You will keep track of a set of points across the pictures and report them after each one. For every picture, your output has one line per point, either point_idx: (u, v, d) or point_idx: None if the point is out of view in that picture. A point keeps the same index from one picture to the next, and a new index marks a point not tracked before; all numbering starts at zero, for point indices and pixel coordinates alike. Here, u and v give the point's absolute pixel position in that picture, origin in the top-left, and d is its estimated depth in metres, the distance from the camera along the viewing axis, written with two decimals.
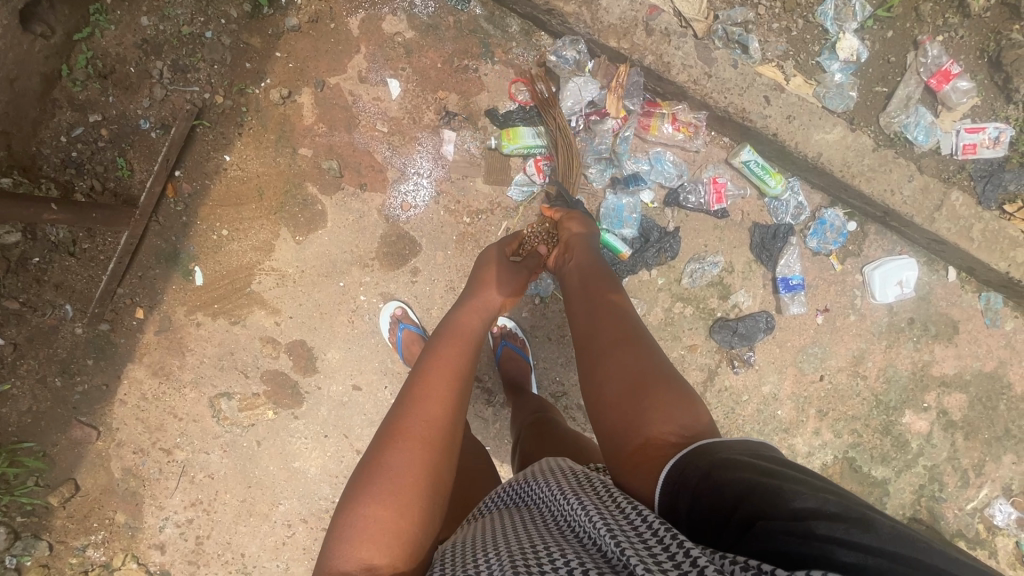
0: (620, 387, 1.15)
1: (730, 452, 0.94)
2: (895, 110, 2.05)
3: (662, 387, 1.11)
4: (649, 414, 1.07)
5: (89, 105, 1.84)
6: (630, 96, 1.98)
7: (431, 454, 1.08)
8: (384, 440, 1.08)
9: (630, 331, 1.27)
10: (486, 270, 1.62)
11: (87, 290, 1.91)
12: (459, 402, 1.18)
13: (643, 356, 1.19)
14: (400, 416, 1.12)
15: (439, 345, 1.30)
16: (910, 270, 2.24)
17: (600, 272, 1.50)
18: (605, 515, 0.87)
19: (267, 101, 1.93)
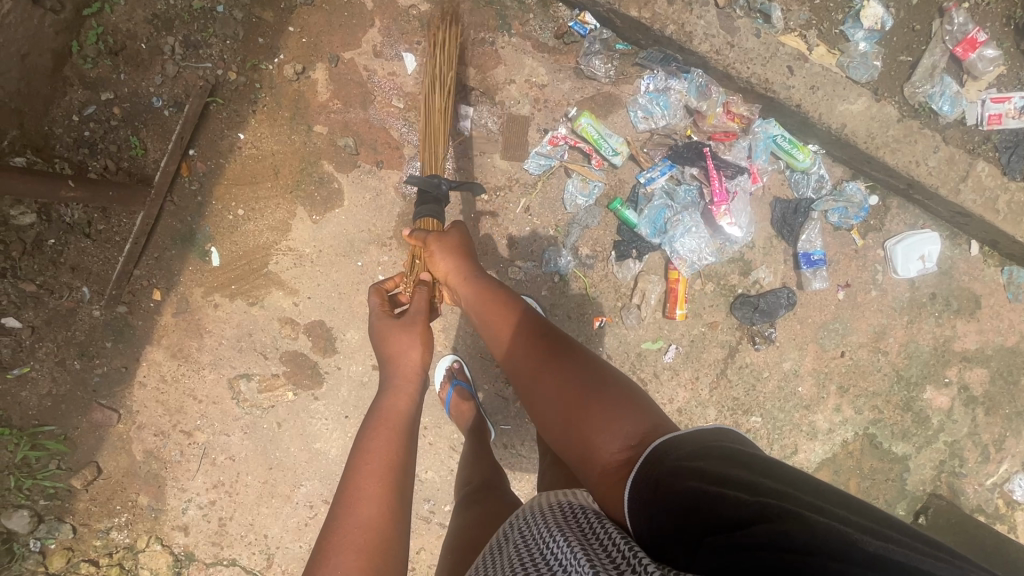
0: (560, 418, 1.21)
1: (675, 462, 0.97)
2: (919, 80, 2.01)
3: (593, 405, 1.17)
4: (594, 436, 1.13)
5: (101, 82, 1.81)
6: (650, 76, 2.00)
7: (372, 556, 1.09)
8: (318, 559, 1.09)
9: (549, 352, 1.31)
10: (391, 340, 1.53)
11: (103, 272, 1.89)
12: (392, 493, 1.20)
13: (568, 376, 1.24)
14: (330, 530, 1.12)
15: (364, 442, 1.30)
16: (933, 244, 2.21)
17: (496, 291, 1.52)
18: (584, 546, 0.90)
19: (280, 78, 1.90)
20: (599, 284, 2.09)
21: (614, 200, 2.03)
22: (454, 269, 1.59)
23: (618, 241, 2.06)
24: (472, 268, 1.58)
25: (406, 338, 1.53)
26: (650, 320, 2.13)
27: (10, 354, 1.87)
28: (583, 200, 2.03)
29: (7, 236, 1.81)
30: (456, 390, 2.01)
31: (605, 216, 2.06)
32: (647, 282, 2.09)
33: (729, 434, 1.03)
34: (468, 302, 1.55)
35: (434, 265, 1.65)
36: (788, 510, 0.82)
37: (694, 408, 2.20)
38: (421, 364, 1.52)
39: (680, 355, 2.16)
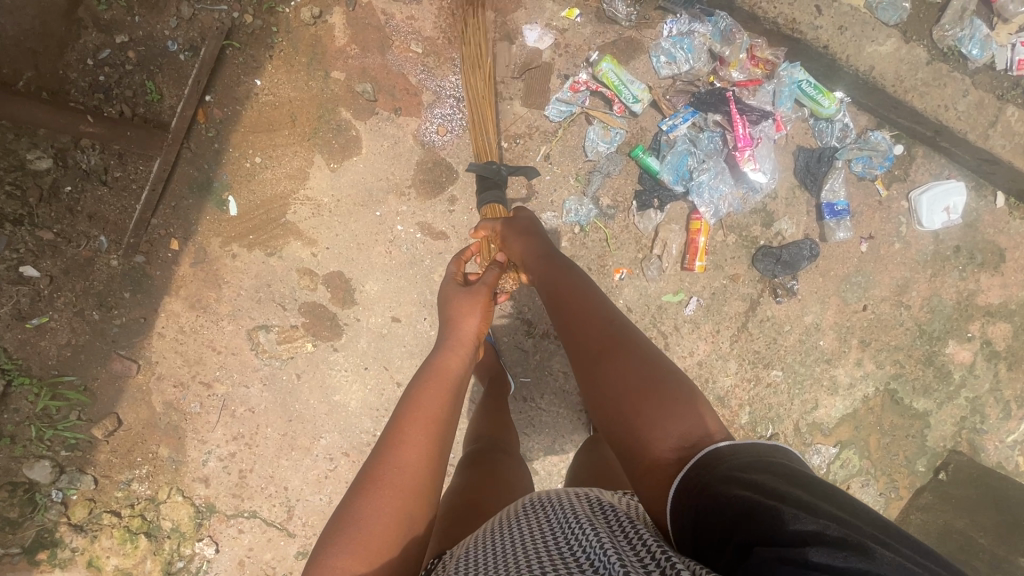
0: (612, 411, 1.13)
1: (731, 466, 0.90)
2: (949, 23, 1.97)
3: (651, 403, 1.08)
4: (648, 431, 1.05)
5: (115, 25, 1.79)
6: (673, 20, 1.97)
7: (409, 503, 1.05)
8: (360, 488, 1.05)
9: (612, 342, 1.24)
10: (455, 301, 1.55)
11: (121, 221, 1.88)
12: (439, 447, 1.16)
13: (630, 368, 1.16)
14: (375, 463, 1.09)
15: (420, 389, 1.26)
16: (958, 195, 2.18)
17: (560, 275, 1.47)
18: (616, 546, 0.83)
19: (297, 22, 1.88)
20: (620, 235, 2.06)
21: (636, 147, 2.00)
22: (523, 250, 1.62)
23: (639, 190, 2.04)
24: (539, 256, 1.57)
25: (464, 303, 1.54)
26: (671, 272, 2.10)
27: (28, 304, 1.86)
28: (605, 147, 2.00)
29: (23, 181, 1.79)
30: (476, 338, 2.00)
31: (627, 165, 2.02)
32: (668, 232, 2.07)
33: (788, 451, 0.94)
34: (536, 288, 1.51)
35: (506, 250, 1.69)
36: (849, 541, 0.75)
37: (715, 362, 2.18)
38: (477, 332, 1.52)
39: (701, 308, 2.14)
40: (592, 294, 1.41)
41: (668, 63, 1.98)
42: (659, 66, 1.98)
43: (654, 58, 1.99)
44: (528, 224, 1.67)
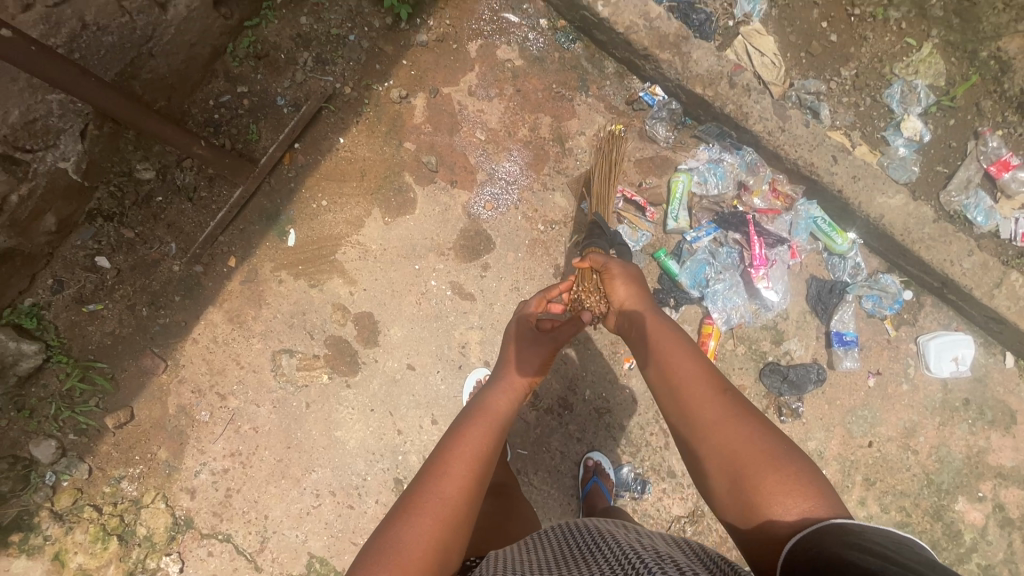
0: (722, 484, 1.07)
1: (845, 535, 0.83)
2: (954, 190, 2.20)
3: (765, 479, 1.00)
4: (760, 499, 0.99)
5: (240, 78, 2.15)
6: (707, 147, 2.24)
7: (441, 534, 1.04)
8: (395, 516, 1.06)
9: (714, 395, 1.17)
10: (510, 347, 1.55)
11: (193, 233, 2.11)
12: (476, 484, 1.16)
13: (739, 431, 1.08)
14: (413, 492, 1.10)
15: (463, 428, 1.26)
16: (967, 348, 2.27)
17: (659, 327, 1.38)
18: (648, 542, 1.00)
19: (386, 99, 2.21)
20: None
21: (659, 250, 2.19)
22: (622, 297, 1.54)
23: (658, 289, 2.19)
24: (637, 305, 1.49)
25: (526, 349, 1.51)
26: None
27: (90, 290, 2.04)
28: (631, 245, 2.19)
29: (125, 186, 2.04)
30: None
31: (649, 264, 2.20)
32: None
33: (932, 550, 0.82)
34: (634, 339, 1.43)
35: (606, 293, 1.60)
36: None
37: None
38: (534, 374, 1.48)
39: None
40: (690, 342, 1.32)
41: (698, 182, 2.21)
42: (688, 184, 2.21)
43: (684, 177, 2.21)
44: (626, 271, 1.56)
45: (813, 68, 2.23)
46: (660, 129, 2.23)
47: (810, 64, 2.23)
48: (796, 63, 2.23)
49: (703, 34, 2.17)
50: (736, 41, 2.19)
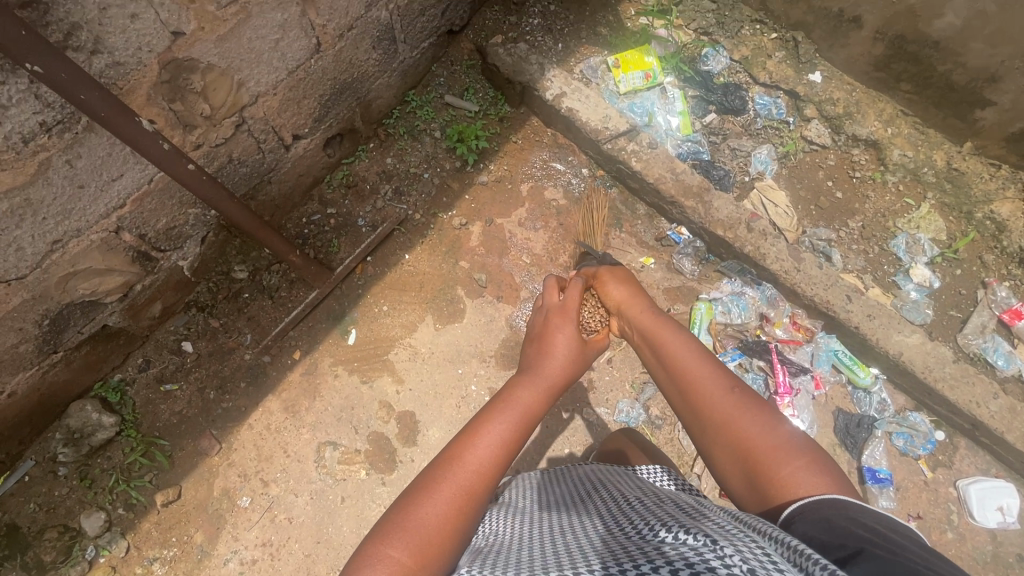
0: (738, 468, 1.13)
1: (846, 515, 0.90)
2: (971, 334, 2.33)
3: (781, 463, 1.06)
4: (780, 484, 1.04)
5: (331, 202, 2.58)
6: (729, 281, 2.47)
7: (460, 518, 1.02)
8: (410, 499, 1.03)
9: (732, 395, 1.20)
10: (536, 327, 1.47)
11: (267, 326, 2.39)
12: (499, 466, 1.12)
13: (755, 427, 1.14)
14: (432, 475, 1.07)
15: (487, 411, 1.19)
16: (1012, 497, 2.20)
17: (665, 326, 1.42)
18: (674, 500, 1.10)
19: (449, 225, 2.59)
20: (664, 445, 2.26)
21: None
22: (628, 299, 1.58)
23: None
24: (643, 305, 1.53)
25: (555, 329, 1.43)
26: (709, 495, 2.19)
27: (171, 371, 2.29)
28: None
29: (221, 282, 2.39)
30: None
31: None
32: None
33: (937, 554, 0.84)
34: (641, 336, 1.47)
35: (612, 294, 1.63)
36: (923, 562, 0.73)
37: None
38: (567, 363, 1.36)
39: None
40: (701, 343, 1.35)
41: (723, 312, 2.41)
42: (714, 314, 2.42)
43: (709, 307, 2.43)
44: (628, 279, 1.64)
45: (823, 219, 2.53)
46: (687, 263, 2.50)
47: (820, 216, 2.54)
48: (807, 215, 2.54)
49: (723, 187, 2.53)
50: (753, 194, 2.54)
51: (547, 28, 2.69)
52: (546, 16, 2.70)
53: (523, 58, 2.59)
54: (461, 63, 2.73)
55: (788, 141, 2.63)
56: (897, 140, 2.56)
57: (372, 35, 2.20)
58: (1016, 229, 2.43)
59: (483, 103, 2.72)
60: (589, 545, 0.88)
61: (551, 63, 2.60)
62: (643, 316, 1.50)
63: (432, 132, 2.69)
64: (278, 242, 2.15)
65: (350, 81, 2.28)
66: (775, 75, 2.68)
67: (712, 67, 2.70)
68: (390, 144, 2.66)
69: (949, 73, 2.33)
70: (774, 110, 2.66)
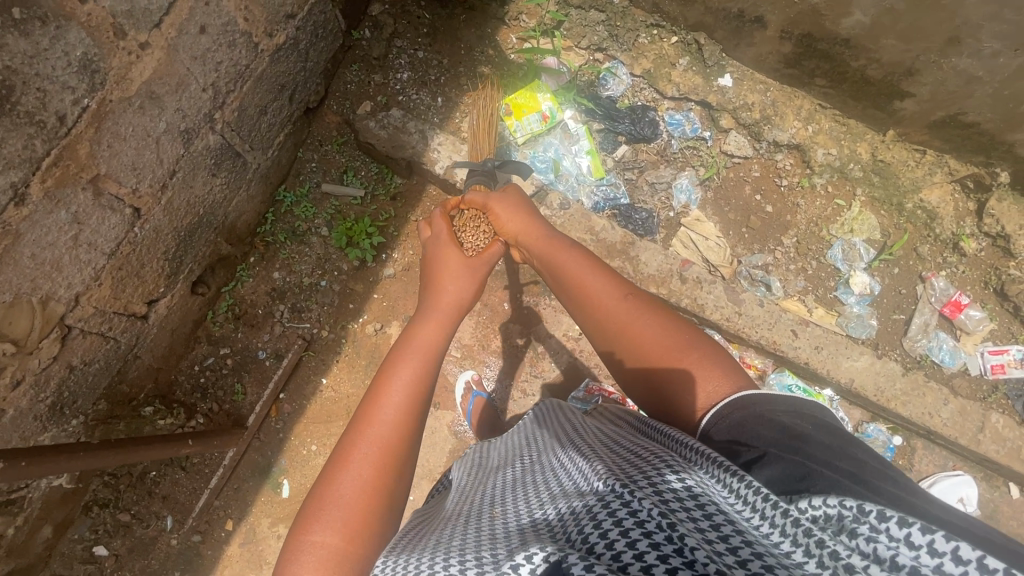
0: (633, 368, 1.21)
1: (758, 413, 0.95)
2: (916, 335, 2.29)
3: (669, 356, 1.14)
4: (675, 386, 1.10)
5: (222, 339, 2.26)
6: None
7: (385, 468, 1.11)
8: (338, 462, 1.11)
9: (620, 303, 1.29)
10: (432, 267, 1.58)
11: (188, 502, 2.13)
12: (418, 409, 1.21)
13: (649, 332, 1.21)
14: (354, 435, 1.14)
15: (393, 363, 1.27)
16: (969, 487, 2.26)
17: (554, 248, 1.51)
18: (597, 438, 1.07)
19: (362, 333, 2.32)
20: None
21: None
22: (522, 223, 1.62)
23: None
24: (537, 225, 1.59)
25: (450, 270, 1.54)
26: None
27: None
28: None
29: (118, 471, 2.08)
30: (476, 399, 2.20)
31: None
32: None
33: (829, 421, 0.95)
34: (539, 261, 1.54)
35: (501, 227, 1.67)
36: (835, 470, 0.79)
37: None
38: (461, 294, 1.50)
39: None
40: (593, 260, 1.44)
41: None
42: None
43: None
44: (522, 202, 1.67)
45: (757, 241, 2.37)
46: None
47: (753, 238, 2.37)
48: (739, 240, 2.37)
49: (647, 230, 2.32)
50: (680, 231, 2.34)
51: (419, 81, 2.30)
52: (416, 67, 2.30)
53: (399, 128, 2.22)
54: (331, 140, 2.33)
55: (708, 160, 2.40)
56: (819, 138, 2.37)
57: (207, 166, 1.80)
58: (946, 216, 2.35)
59: (369, 183, 2.35)
60: (535, 496, 0.85)
61: (432, 127, 2.24)
62: (533, 241, 1.57)
63: (318, 229, 2.33)
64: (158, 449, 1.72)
65: (198, 220, 1.89)
66: (682, 86, 2.39)
67: (613, 90, 2.40)
68: (273, 254, 2.31)
69: (864, 68, 2.10)
70: (688, 127, 2.40)
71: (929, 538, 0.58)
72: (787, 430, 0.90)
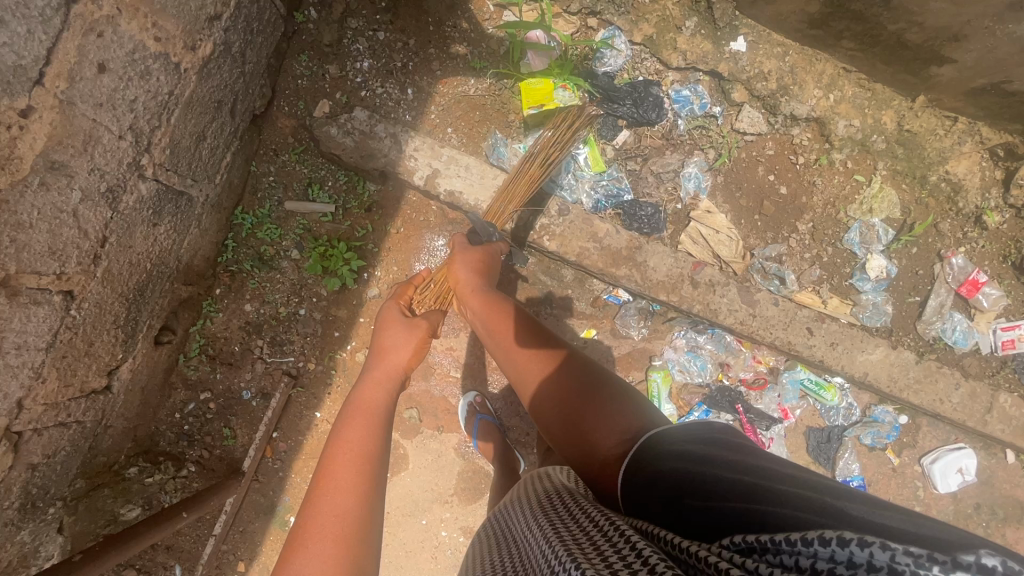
0: (554, 418, 1.27)
1: (659, 448, 1.03)
2: (931, 318, 2.21)
3: (588, 400, 1.23)
4: (591, 433, 1.18)
5: (201, 382, 2.07)
6: (681, 331, 2.21)
7: (347, 545, 1.03)
8: (291, 546, 1.01)
9: (546, 356, 1.40)
10: (386, 338, 1.69)
11: (194, 549, 2.07)
12: (372, 479, 1.19)
13: (565, 379, 1.31)
14: (307, 517, 1.07)
15: (338, 434, 1.31)
16: (969, 458, 2.31)
17: (501, 305, 1.62)
18: (566, 509, 1.01)
19: (352, 361, 2.15)
20: None
21: None
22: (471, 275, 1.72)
23: None
24: (481, 281, 1.70)
25: (396, 343, 1.67)
26: None
27: None
28: None
29: None
30: (482, 422, 2.12)
31: None
32: None
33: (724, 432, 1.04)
34: (477, 316, 1.64)
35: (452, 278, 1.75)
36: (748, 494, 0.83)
37: None
38: (406, 365, 1.65)
39: None
40: (527, 317, 1.56)
41: (683, 382, 2.21)
42: (675, 388, 2.22)
43: (670, 383, 2.22)
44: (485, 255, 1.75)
45: (770, 229, 2.20)
46: (640, 327, 2.21)
47: (767, 226, 2.19)
48: (752, 229, 2.19)
49: (654, 227, 2.12)
50: (689, 225, 2.14)
51: (382, 70, 1.97)
52: (377, 52, 1.97)
53: (367, 133, 1.91)
54: (288, 148, 2.01)
55: (719, 141, 2.16)
56: (841, 108, 2.12)
57: (145, 219, 1.51)
58: (971, 188, 2.18)
59: (338, 195, 2.06)
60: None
61: (405, 128, 1.93)
62: (475, 301, 1.66)
63: (288, 253, 2.07)
64: (149, 530, 1.71)
65: (147, 276, 1.64)
66: (688, 54, 2.08)
67: (611, 65, 2.09)
68: (241, 284, 2.07)
69: (901, 32, 1.85)
70: (696, 104, 2.13)
71: (867, 553, 0.59)
72: (688, 462, 0.95)
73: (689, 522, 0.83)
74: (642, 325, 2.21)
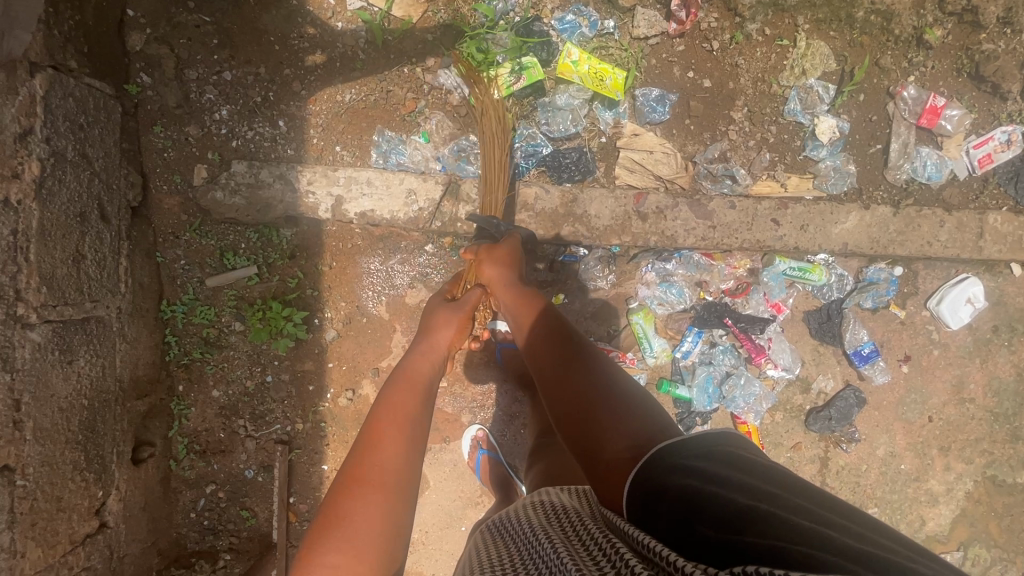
0: (568, 415, 1.15)
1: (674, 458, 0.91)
2: (897, 162, 2.07)
3: (601, 405, 1.11)
4: (604, 435, 1.05)
5: (202, 478, 1.98)
6: (648, 265, 2.07)
7: (393, 498, 1.11)
8: (345, 487, 1.10)
9: (572, 354, 1.27)
10: (433, 314, 1.56)
11: None
12: (415, 441, 1.20)
13: (587, 379, 1.18)
14: (356, 463, 1.13)
15: (387, 391, 1.29)
16: (975, 285, 2.17)
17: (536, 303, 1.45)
18: (567, 523, 0.96)
19: (338, 408, 2.03)
20: None
21: (662, 383, 2.13)
22: (507, 276, 1.56)
23: (680, 416, 2.14)
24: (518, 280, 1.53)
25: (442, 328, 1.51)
26: None
27: None
28: None
29: None
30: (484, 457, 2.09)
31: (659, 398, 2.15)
32: None
33: (749, 450, 0.95)
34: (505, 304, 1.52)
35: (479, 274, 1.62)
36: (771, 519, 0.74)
37: None
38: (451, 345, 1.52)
39: None
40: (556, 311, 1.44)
41: (669, 312, 2.10)
42: (662, 321, 2.11)
43: (655, 318, 2.11)
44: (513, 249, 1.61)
45: (706, 129, 2.03)
46: (606, 273, 2.06)
47: (701, 128, 2.03)
48: (688, 135, 2.03)
49: (585, 170, 1.98)
50: (620, 156, 2.00)
51: (245, 112, 1.83)
52: (231, 95, 1.82)
53: (254, 184, 1.82)
54: (186, 226, 1.85)
55: (623, 57, 1.99)
56: None
57: (56, 362, 1.48)
58: (903, 10, 2.00)
59: (255, 253, 1.89)
60: None
61: (291, 165, 1.84)
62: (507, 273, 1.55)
63: (231, 327, 1.92)
64: None
65: (90, 412, 1.60)
66: None
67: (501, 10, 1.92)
68: (200, 373, 1.94)
69: None
70: (585, 25, 1.96)
71: None
72: (702, 479, 0.85)
73: (697, 551, 0.73)
74: (608, 271, 2.06)
